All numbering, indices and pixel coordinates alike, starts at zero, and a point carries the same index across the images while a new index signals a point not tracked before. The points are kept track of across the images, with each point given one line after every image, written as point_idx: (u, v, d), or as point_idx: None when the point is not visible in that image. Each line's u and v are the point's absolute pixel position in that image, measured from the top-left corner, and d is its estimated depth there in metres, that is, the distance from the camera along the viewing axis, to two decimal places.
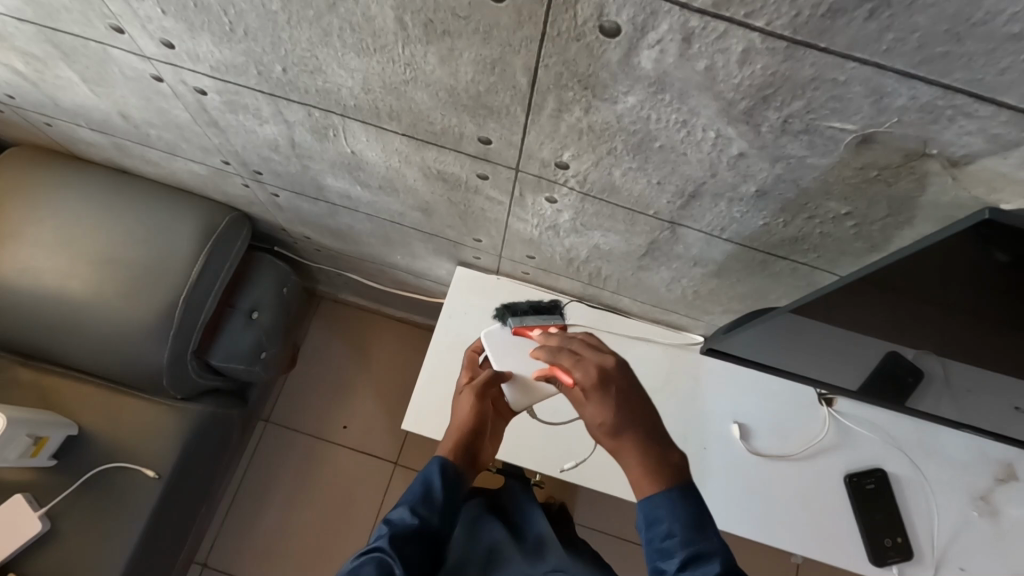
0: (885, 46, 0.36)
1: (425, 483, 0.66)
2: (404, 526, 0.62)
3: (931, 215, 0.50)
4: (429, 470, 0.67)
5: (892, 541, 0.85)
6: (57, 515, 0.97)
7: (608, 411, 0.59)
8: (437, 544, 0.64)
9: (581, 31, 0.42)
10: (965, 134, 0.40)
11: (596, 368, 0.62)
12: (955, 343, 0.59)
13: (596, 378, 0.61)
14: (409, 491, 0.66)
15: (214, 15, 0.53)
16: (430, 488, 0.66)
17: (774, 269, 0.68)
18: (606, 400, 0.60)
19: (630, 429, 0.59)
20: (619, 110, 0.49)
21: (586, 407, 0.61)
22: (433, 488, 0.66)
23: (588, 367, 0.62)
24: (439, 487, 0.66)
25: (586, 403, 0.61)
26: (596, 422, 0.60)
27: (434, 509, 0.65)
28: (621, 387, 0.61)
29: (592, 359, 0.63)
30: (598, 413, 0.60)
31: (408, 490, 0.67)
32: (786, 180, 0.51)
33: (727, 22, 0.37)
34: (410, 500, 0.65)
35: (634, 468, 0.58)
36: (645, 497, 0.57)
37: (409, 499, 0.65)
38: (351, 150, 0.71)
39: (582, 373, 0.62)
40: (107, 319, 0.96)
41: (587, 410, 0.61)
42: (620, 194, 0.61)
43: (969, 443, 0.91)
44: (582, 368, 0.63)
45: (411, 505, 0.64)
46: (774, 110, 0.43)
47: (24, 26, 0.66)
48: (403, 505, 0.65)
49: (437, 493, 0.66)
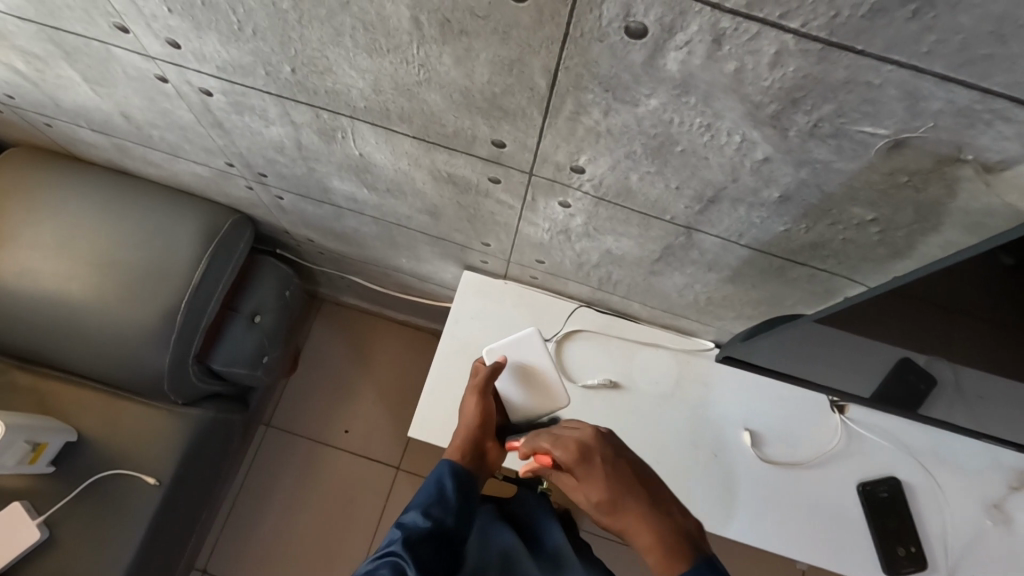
0: (925, 48, 0.34)
1: (437, 483, 0.68)
2: (417, 528, 0.64)
3: (959, 222, 0.49)
4: (441, 472, 0.69)
5: (905, 550, 0.84)
6: (55, 523, 0.95)
7: (602, 484, 0.58)
8: (450, 544, 0.65)
9: (605, 31, 0.40)
10: (1002, 139, 0.39)
11: (576, 445, 0.61)
12: (977, 352, 0.58)
13: (585, 451, 0.60)
14: (423, 494, 0.67)
15: (222, 14, 0.52)
16: (442, 490, 0.67)
17: (791, 275, 0.66)
18: (596, 474, 0.58)
19: (632, 502, 0.56)
20: (640, 112, 0.47)
21: (579, 488, 0.60)
22: (446, 489, 0.68)
23: (567, 447, 0.61)
24: (451, 489, 0.67)
25: (581, 481, 0.59)
26: (594, 498, 0.58)
27: (447, 510, 0.66)
28: (607, 457, 0.60)
29: (566, 438, 0.62)
30: (597, 489, 0.58)
31: (421, 491, 0.68)
32: (811, 185, 0.50)
33: (759, 23, 0.36)
34: (422, 501, 0.66)
35: (647, 549, 0.54)
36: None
37: (422, 503, 0.66)
38: (359, 152, 0.69)
39: (563, 455, 0.61)
40: (108, 323, 0.95)
41: (585, 492, 0.59)
42: (636, 199, 0.60)
43: (982, 450, 0.90)
44: (563, 450, 0.61)
45: (424, 507, 0.66)
46: (803, 114, 0.42)
47: (25, 24, 0.64)
48: (415, 508, 0.66)
49: (450, 493, 0.67)
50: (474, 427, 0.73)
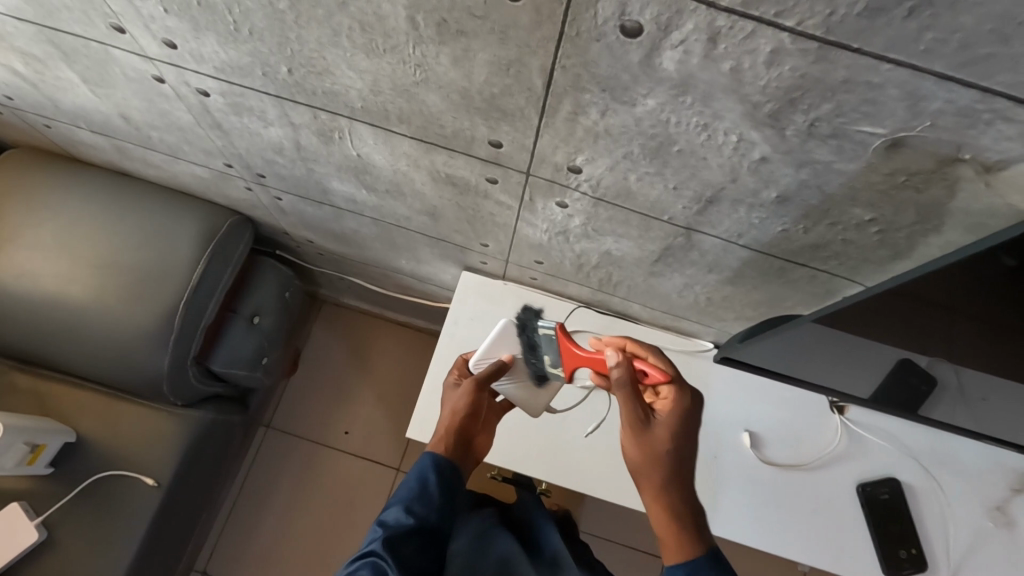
0: (924, 47, 0.34)
1: (420, 479, 0.64)
2: (399, 526, 0.60)
3: (960, 222, 0.48)
4: (425, 466, 0.65)
5: (907, 553, 0.83)
6: (54, 524, 0.95)
7: (683, 439, 0.60)
8: (436, 542, 0.61)
9: (602, 31, 0.40)
10: (1002, 139, 0.39)
11: (689, 399, 0.63)
12: (978, 354, 0.57)
13: (688, 407, 0.62)
14: (404, 488, 0.63)
15: (219, 14, 0.52)
16: (424, 485, 0.63)
17: (792, 276, 0.66)
18: (677, 425, 0.61)
19: (684, 479, 0.58)
20: (638, 112, 0.47)
21: (657, 423, 0.61)
22: (427, 484, 0.63)
23: (683, 395, 0.63)
24: (434, 482, 0.63)
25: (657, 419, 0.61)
26: (662, 445, 0.59)
27: (430, 506, 0.63)
28: (693, 428, 0.62)
29: (688, 387, 0.64)
30: (671, 437, 0.60)
31: (404, 487, 0.64)
32: (810, 185, 0.49)
33: (756, 22, 0.36)
34: (404, 496, 0.62)
35: (666, 522, 0.56)
36: (674, 562, 0.54)
37: (402, 497, 0.62)
38: (357, 153, 0.69)
39: (678, 396, 0.63)
40: (105, 323, 0.95)
41: (657, 431, 0.60)
42: (635, 200, 0.60)
43: (984, 452, 0.90)
44: (680, 391, 0.63)
45: (406, 504, 0.62)
46: (802, 114, 0.42)
47: (23, 26, 0.64)
48: (397, 504, 0.62)
49: (433, 488, 0.63)
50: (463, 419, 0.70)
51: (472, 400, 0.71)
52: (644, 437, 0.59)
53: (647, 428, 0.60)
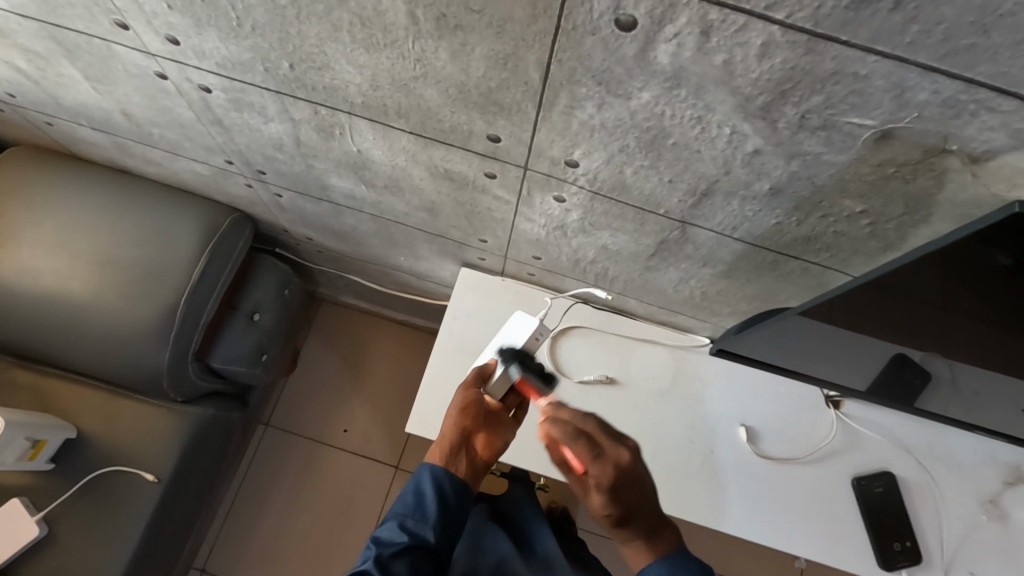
0: (908, 39, 0.35)
1: (416, 491, 0.66)
2: (393, 543, 0.64)
3: (948, 213, 0.49)
4: (421, 481, 0.67)
5: (901, 545, 0.84)
6: (55, 519, 0.95)
7: (613, 510, 0.57)
8: (432, 557, 0.65)
9: (597, 25, 0.41)
10: (986, 129, 0.40)
11: (615, 470, 0.57)
12: (968, 347, 0.58)
13: (613, 481, 0.57)
14: (401, 504, 0.66)
15: (221, 10, 0.53)
16: (420, 499, 0.66)
17: (785, 269, 0.67)
18: (608, 500, 0.57)
19: (636, 519, 0.58)
20: (633, 105, 0.48)
21: (589, 495, 0.58)
22: (424, 498, 0.66)
23: (606, 471, 0.57)
24: (428, 496, 0.65)
25: (588, 493, 0.58)
26: (597, 514, 0.58)
27: (427, 523, 0.65)
28: (632, 482, 0.57)
29: (608, 462, 0.57)
30: (602, 510, 0.57)
31: (401, 499, 0.67)
32: (802, 177, 0.50)
33: (747, 14, 0.37)
34: (400, 513, 0.66)
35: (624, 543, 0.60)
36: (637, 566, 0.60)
37: (398, 512, 0.66)
38: (357, 149, 0.70)
39: (598, 476, 0.57)
40: (106, 320, 0.95)
41: (591, 503, 0.58)
42: (630, 193, 0.60)
43: (977, 445, 0.91)
44: (601, 471, 0.57)
45: (401, 519, 0.65)
46: (792, 105, 0.43)
47: (27, 22, 0.65)
48: (393, 520, 0.66)
49: (428, 503, 0.65)
50: (457, 431, 0.67)
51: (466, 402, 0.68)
52: (585, 505, 0.59)
53: (585, 501, 0.59)
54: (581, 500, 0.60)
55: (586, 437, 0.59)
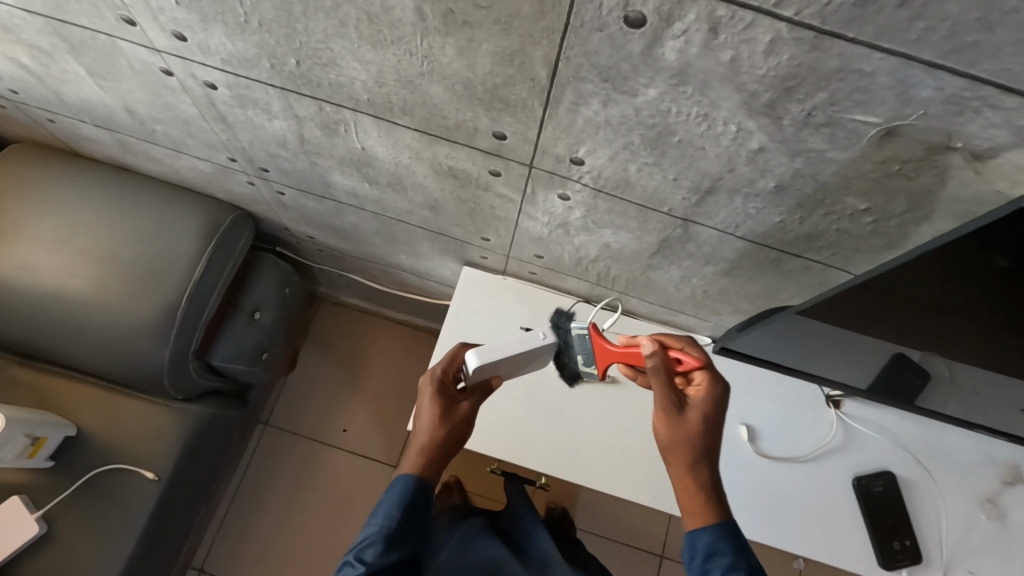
0: (914, 36, 0.36)
1: (405, 508, 0.62)
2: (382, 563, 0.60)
3: (950, 211, 0.50)
4: (407, 493, 0.63)
5: (901, 544, 0.85)
6: (53, 517, 0.95)
7: (709, 426, 0.61)
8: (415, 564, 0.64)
9: (604, 21, 0.41)
10: (989, 127, 0.40)
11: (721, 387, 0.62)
12: (968, 345, 0.59)
13: (721, 393, 0.62)
14: (387, 516, 0.62)
15: (228, 6, 0.53)
16: (409, 509, 0.62)
17: (787, 267, 0.67)
18: (706, 412, 0.61)
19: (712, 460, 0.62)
20: (638, 102, 0.48)
21: (687, 410, 0.61)
22: (411, 513, 0.62)
23: (716, 382, 0.62)
24: (416, 506, 0.63)
25: (686, 406, 0.61)
26: (694, 429, 0.61)
27: (412, 536, 0.63)
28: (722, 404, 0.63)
29: (720, 373, 0.63)
30: (699, 424, 0.60)
31: (384, 515, 0.62)
32: (805, 175, 0.51)
33: (754, 11, 0.37)
34: (386, 526, 0.61)
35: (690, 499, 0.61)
36: (696, 526, 0.61)
37: (383, 525, 0.61)
38: (361, 146, 0.70)
39: (710, 384, 0.62)
40: (106, 318, 0.95)
41: (688, 416, 0.61)
42: (634, 191, 0.61)
43: (977, 445, 0.91)
44: (712, 378, 0.62)
45: (387, 538, 0.61)
46: (798, 102, 0.43)
47: (32, 18, 0.65)
48: (377, 541, 0.61)
49: (416, 516, 0.63)
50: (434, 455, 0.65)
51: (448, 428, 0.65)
52: (676, 421, 0.60)
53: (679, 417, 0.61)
54: (676, 414, 0.60)
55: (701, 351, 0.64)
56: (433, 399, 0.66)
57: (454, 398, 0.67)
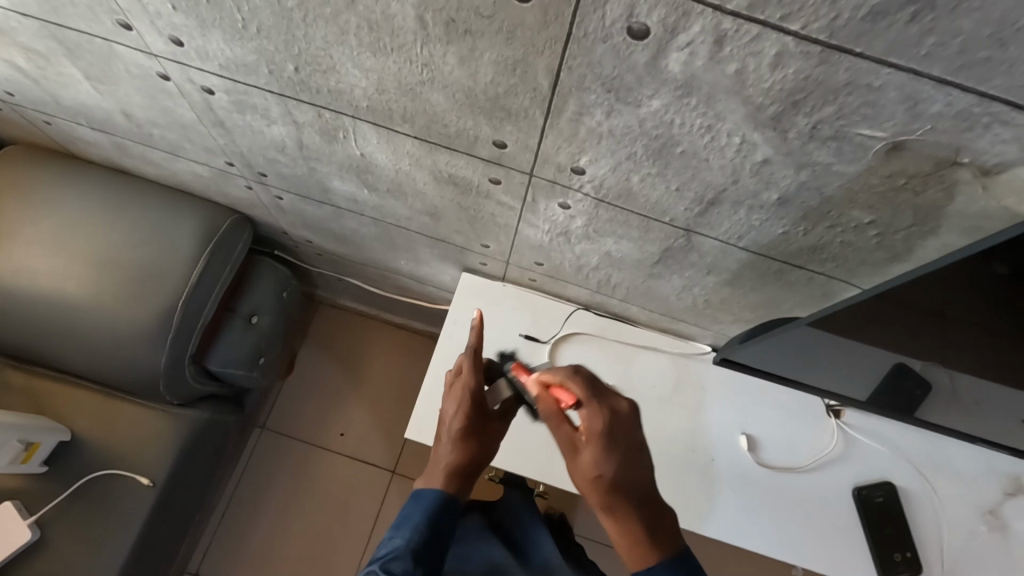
0: (924, 51, 0.35)
1: (430, 523, 0.61)
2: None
3: (957, 225, 0.49)
4: (433, 508, 0.62)
5: (901, 556, 0.84)
6: (47, 523, 0.94)
7: (605, 466, 0.55)
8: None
9: (608, 32, 0.41)
10: (999, 143, 0.39)
11: (606, 417, 0.57)
12: (974, 359, 0.58)
13: (606, 425, 0.57)
14: (412, 530, 0.61)
15: (226, 12, 0.52)
16: (434, 525, 0.61)
17: (790, 279, 0.67)
18: (599, 451, 0.56)
19: (629, 495, 0.55)
20: (642, 113, 0.48)
21: (582, 451, 0.57)
22: (437, 527, 0.61)
23: (599, 413, 0.57)
24: (442, 523, 0.61)
25: (581, 448, 0.57)
26: (588, 474, 0.55)
27: (439, 552, 0.61)
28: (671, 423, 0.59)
29: (604, 403, 0.58)
30: (593, 466, 0.55)
31: (409, 528, 0.61)
32: (810, 187, 0.50)
33: (762, 25, 0.36)
34: (412, 541, 0.60)
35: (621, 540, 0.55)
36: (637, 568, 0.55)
37: (409, 539, 0.60)
38: (360, 152, 0.69)
39: (591, 418, 0.57)
40: (102, 322, 0.94)
41: (582, 458, 0.56)
42: (636, 201, 0.60)
43: (978, 456, 0.91)
44: (594, 412, 0.57)
45: (412, 552, 0.59)
46: (804, 116, 0.42)
47: (28, 21, 0.64)
48: (404, 555, 0.59)
49: (442, 530, 0.61)
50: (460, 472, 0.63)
51: (475, 447, 0.64)
52: (574, 466, 0.57)
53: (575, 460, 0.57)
54: (571, 461, 0.58)
55: (586, 378, 0.61)
56: (474, 421, 0.64)
57: (491, 418, 0.66)
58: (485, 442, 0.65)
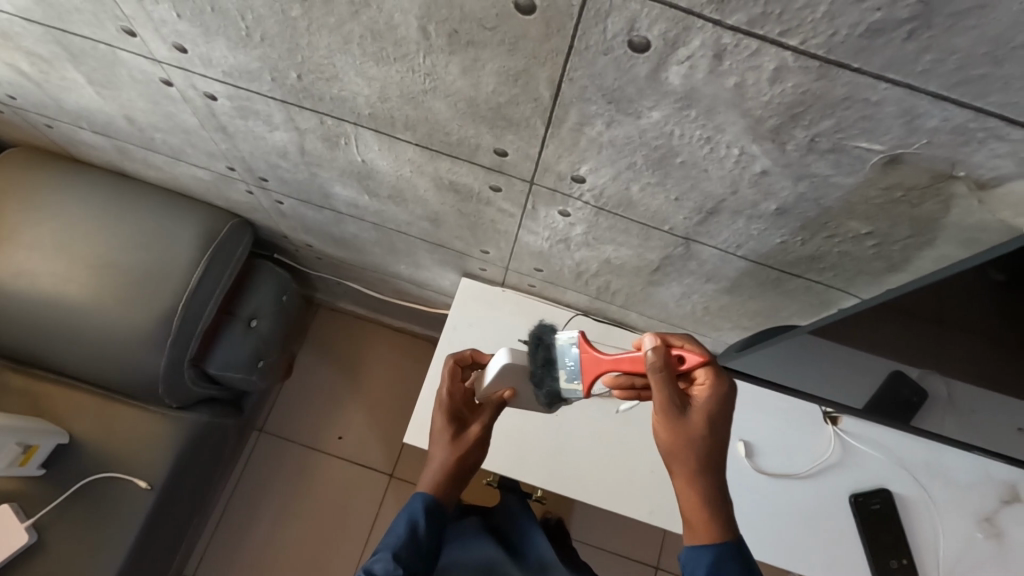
0: (921, 67, 0.35)
1: (410, 524, 0.64)
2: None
3: (954, 236, 0.50)
4: (415, 512, 0.64)
5: (898, 562, 0.84)
6: (45, 526, 0.94)
7: (719, 433, 0.53)
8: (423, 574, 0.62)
9: (610, 45, 0.41)
10: (995, 157, 0.40)
11: (725, 385, 0.54)
12: (970, 368, 0.58)
13: (727, 393, 0.54)
14: (394, 535, 0.62)
15: (231, 20, 0.52)
16: (415, 529, 0.63)
17: (788, 287, 0.67)
18: (715, 410, 0.53)
19: (718, 467, 0.53)
20: (643, 124, 0.48)
21: (693, 412, 0.53)
22: (417, 528, 0.63)
23: (721, 379, 0.54)
24: (426, 527, 0.64)
25: (690, 410, 0.53)
26: (694, 433, 0.53)
27: (418, 552, 0.62)
28: (733, 407, 0.54)
29: (727, 368, 0.54)
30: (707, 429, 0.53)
31: (393, 531, 0.63)
32: (808, 199, 0.50)
33: (762, 40, 0.37)
34: (392, 542, 0.62)
35: (697, 512, 0.53)
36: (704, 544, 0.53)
37: (390, 543, 0.61)
38: (362, 158, 0.70)
39: (716, 380, 0.53)
40: (102, 325, 0.94)
41: (694, 420, 0.52)
42: (636, 209, 0.61)
43: (975, 464, 0.91)
44: (716, 375, 0.54)
45: (394, 550, 0.61)
46: (803, 129, 0.43)
47: (32, 26, 0.64)
48: (385, 552, 0.60)
49: (422, 531, 0.63)
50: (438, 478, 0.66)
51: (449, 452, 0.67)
52: (680, 428, 0.52)
53: (683, 420, 0.52)
54: (674, 416, 0.52)
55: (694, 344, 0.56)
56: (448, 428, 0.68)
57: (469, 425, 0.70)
58: (459, 446, 0.68)
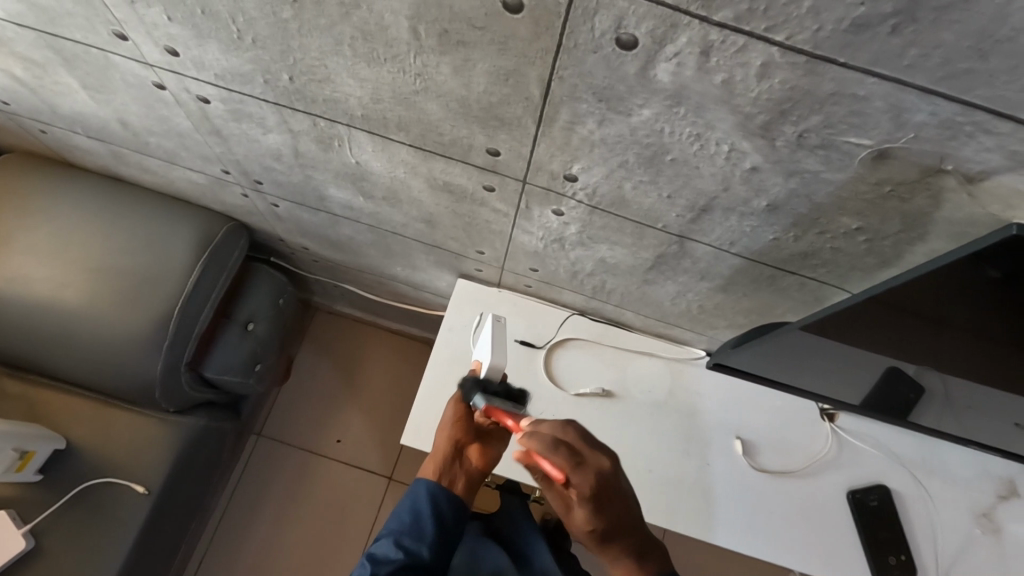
0: (907, 62, 0.36)
1: (414, 511, 0.65)
2: (389, 561, 0.62)
3: (944, 231, 0.50)
4: (421, 499, 0.66)
5: (896, 559, 0.84)
6: (42, 532, 0.93)
7: (599, 525, 0.54)
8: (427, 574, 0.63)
9: (598, 43, 0.42)
10: (983, 151, 0.40)
11: (596, 480, 0.55)
12: (964, 364, 0.59)
13: (597, 487, 0.55)
14: (396, 521, 0.65)
15: (222, 22, 0.53)
16: (419, 517, 0.65)
17: (782, 284, 0.67)
18: (591, 510, 0.54)
19: (624, 538, 0.55)
20: (634, 122, 0.48)
21: (575, 510, 0.56)
22: (420, 516, 0.65)
23: (589, 476, 0.55)
24: (426, 515, 0.65)
25: (573, 507, 0.56)
26: (585, 530, 0.55)
27: (422, 541, 0.64)
28: (614, 492, 0.55)
29: (592, 466, 0.55)
30: (588, 524, 0.54)
31: (396, 516, 0.66)
32: (799, 195, 0.51)
33: (748, 36, 0.37)
34: (395, 527, 0.65)
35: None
36: None
37: (395, 532, 0.64)
38: (355, 160, 0.70)
39: (580, 485, 0.54)
40: (98, 330, 0.94)
41: (575, 517, 0.56)
42: (629, 208, 0.61)
43: (971, 459, 0.93)
44: (582, 477, 0.55)
45: (396, 536, 0.64)
46: (792, 125, 0.43)
47: (24, 31, 0.65)
48: (388, 538, 0.64)
49: (424, 521, 0.64)
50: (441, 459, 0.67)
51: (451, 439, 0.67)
52: (569, 523, 0.57)
53: (569, 518, 0.56)
54: (565, 519, 0.57)
55: (568, 444, 0.57)
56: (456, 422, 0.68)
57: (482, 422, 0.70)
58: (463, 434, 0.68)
